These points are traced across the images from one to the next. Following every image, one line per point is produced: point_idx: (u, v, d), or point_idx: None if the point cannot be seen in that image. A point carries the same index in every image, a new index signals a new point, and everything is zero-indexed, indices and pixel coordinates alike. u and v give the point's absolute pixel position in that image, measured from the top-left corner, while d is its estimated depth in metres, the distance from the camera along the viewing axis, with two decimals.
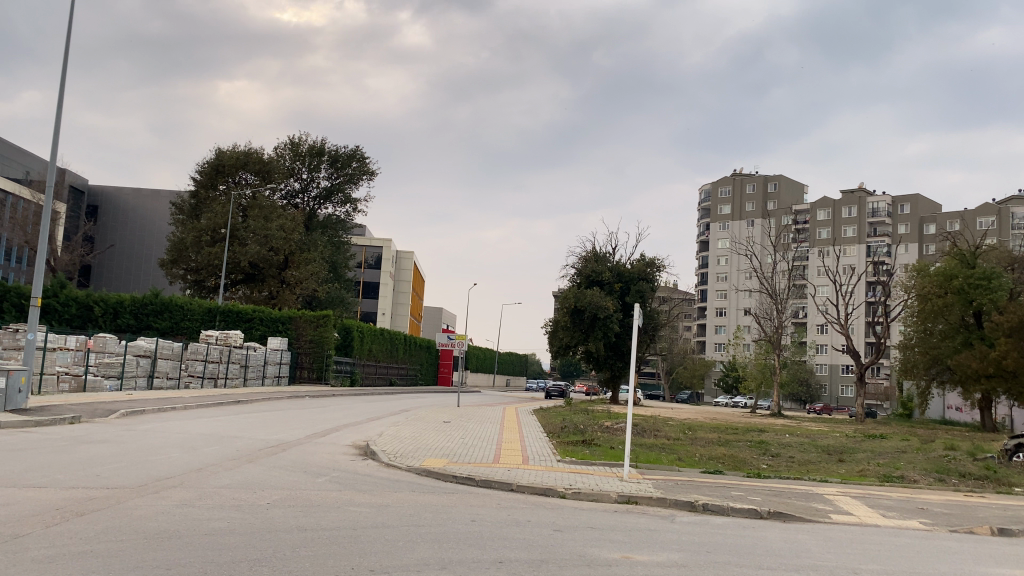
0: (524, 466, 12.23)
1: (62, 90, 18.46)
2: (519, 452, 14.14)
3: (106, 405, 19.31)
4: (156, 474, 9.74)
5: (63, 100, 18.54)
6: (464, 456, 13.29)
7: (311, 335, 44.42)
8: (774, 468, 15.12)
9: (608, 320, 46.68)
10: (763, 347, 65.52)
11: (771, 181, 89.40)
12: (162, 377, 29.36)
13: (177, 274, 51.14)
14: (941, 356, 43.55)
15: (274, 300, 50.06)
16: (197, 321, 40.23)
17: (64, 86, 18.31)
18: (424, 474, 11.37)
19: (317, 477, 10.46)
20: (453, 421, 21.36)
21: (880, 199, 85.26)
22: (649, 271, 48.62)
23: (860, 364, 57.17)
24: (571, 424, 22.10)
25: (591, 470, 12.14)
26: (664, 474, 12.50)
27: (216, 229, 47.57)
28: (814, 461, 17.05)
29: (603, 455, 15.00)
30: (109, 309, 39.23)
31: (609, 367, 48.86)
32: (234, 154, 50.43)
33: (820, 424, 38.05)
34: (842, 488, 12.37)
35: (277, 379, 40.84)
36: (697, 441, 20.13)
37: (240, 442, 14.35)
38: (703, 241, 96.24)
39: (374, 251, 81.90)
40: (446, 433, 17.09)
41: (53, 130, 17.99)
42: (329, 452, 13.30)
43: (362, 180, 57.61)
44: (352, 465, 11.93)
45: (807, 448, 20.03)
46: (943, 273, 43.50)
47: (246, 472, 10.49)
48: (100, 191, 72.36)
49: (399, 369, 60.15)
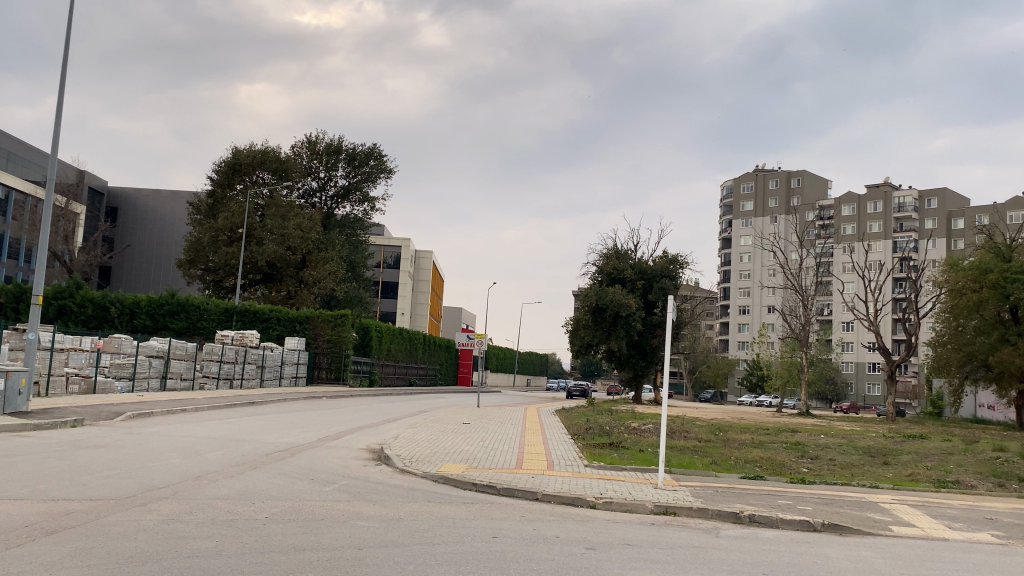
0: (549, 472, 11.34)
1: (65, 81, 17.77)
2: (544, 456, 13.24)
3: (113, 407, 18.66)
4: (150, 483, 8.98)
5: (64, 93, 17.82)
6: (485, 460, 12.38)
7: (329, 335, 43.72)
8: (816, 472, 14.09)
9: (630, 318, 45.65)
10: (789, 345, 64.00)
11: (794, 177, 87.88)
12: (175, 377, 28.74)
13: (194, 275, 50.63)
14: (976, 354, 42.09)
15: (292, 299, 49.55)
16: (214, 321, 39.78)
17: (65, 78, 17.60)
18: (443, 482, 10.47)
19: (324, 486, 9.59)
20: (473, 422, 20.48)
21: (906, 194, 83.47)
22: (673, 268, 47.50)
23: (890, 362, 55.79)
24: (596, 425, 21.17)
25: (621, 476, 11.19)
26: (700, 480, 11.55)
27: (233, 228, 46.99)
28: (857, 465, 15.97)
29: (633, 459, 14.06)
30: (125, 310, 38.64)
31: (632, 366, 47.88)
32: (251, 152, 49.91)
33: (851, 424, 36.91)
34: (896, 495, 11.35)
35: (295, 380, 40.21)
36: (731, 443, 19.12)
37: (247, 445, 13.54)
38: (725, 238, 94.78)
39: (393, 251, 81.26)
40: (465, 436, 16.20)
41: (55, 122, 17.29)
42: (340, 457, 12.47)
43: (380, 178, 56.94)
44: (364, 471, 11.10)
45: (847, 450, 18.96)
46: (977, 267, 42.06)
47: (247, 480, 9.69)
48: (119, 193, 72.24)
49: (419, 369, 59.32)
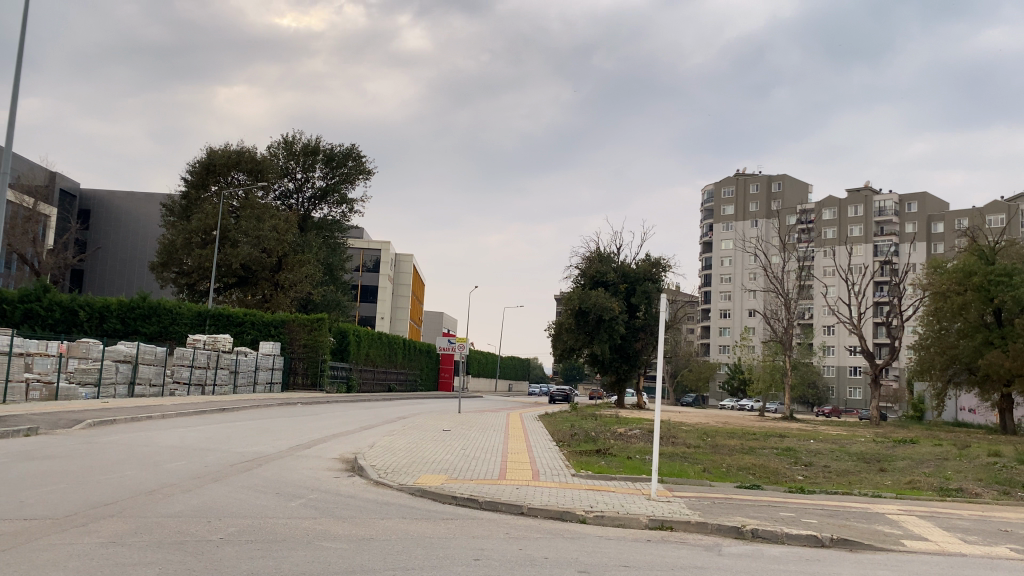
0: (535, 483, 10.59)
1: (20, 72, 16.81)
2: (528, 466, 12.49)
3: (72, 415, 17.68)
4: (94, 499, 8.13)
5: (19, 83, 16.89)
6: (466, 471, 11.61)
7: (305, 340, 42.65)
8: (813, 481, 13.43)
9: (613, 321, 45.01)
10: (772, 348, 63.50)
11: (775, 181, 87.83)
12: (144, 384, 27.71)
13: (168, 278, 49.46)
14: (960, 357, 41.74)
15: (268, 303, 48.54)
16: (186, 326, 38.75)
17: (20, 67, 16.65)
18: (422, 495, 9.69)
19: (289, 502, 8.77)
20: (454, 429, 19.67)
21: (886, 198, 83.77)
22: (655, 271, 47.05)
23: (873, 366, 55.53)
24: (581, 432, 20.47)
25: (611, 487, 10.46)
26: (695, 490, 10.85)
27: (207, 230, 45.98)
28: (852, 472, 15.36)
29: (621, 467, 13.34)
30: (95, 314, 37.52)
31: (615, 370, 47.28)
32: (226, 152, 48.97)
33: (838, 428, 36.40)
34: (903, 505, 10.71)
35: (270, 386, 39.15)
36: (720, 449, 18.47)
37: (211, 455, 12.69)
38: (705, 242, 94.58)
39: (372, 254, 80.32)
40: (444, 444, 15.42)
41: (10, 116, 16.37)
42: (310, 468, 11.64)
43: (359, 179, 56.04)
44: (335, 483, 10.30)
45: (840, 456, 18.38)
46: (962, 270, 41.79)
47: (205, 495, 8.84)
48: (92, 195, 70.74)
49: (398, 374, 58.30)
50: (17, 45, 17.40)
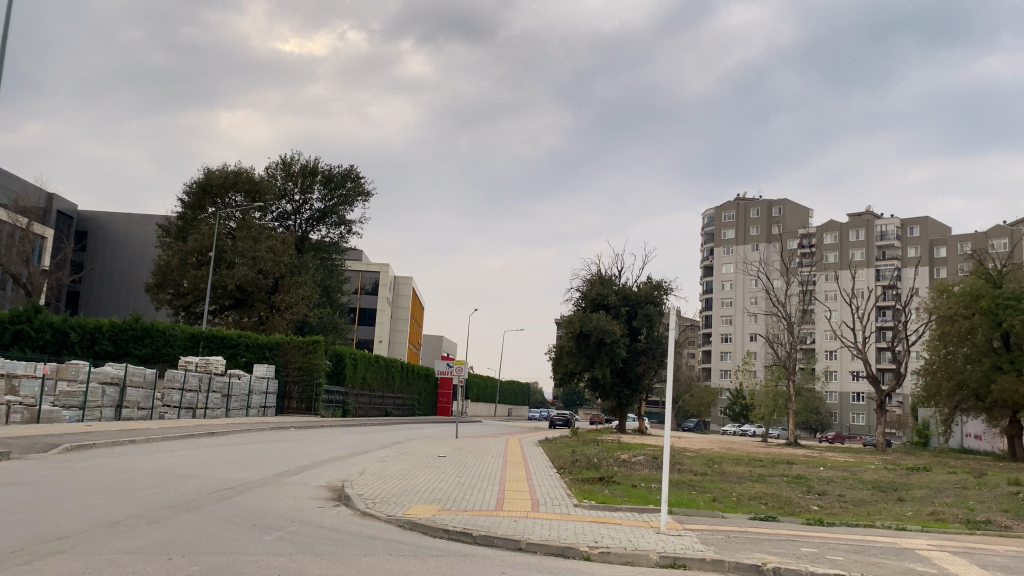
0: (534, 514, 9.79)
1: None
2: (528, 495, 11.68)
3: (49, 438, 16.88)
4: (45, 533, 7.34)
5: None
6: (461, 501, 10.79)
7: (300, 362, 41.45)
8: (829, 512, 12.63)
9: (614, 345, 44.24)
10: (775, 373, 62.48)
11: (776, 205, 87.39)
12: (131, 407, 26.89)
13: (163, 300, 48.75)
14: (967, 382, 40.87)
15: (264, 325, 47.78)
16: (180, 347, 38.00)
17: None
18: (412, 528, 8.89)
19: (264, 536, 7.98)
20: (449, 455, 18.88)
21: (888, 222, 83.44)
22: (656, 294, 46.47)
23: (878, 392, 54.66)
24: (582, 458, 19.67)
25: (617, 520, 9.67)
26: (708, 522, 10.06)
27: (203, 251, 45.44)
28: (870, 502, 14.56)
29: (626, 496, 12.54)
30: (86, 335, 36.84)
31: (616, 395, 46.37)
32: (223, 173, 48.53)
33: (845, 455, 35.51)
34: (932, 539, 9.91)
35: (263, 410, 38.27)
36: (728, 477, 17.66)
37: (189, 482, 11.90)
38: (706, 266, 94.00)
39: (371, 277, 79.73)
40: (439, 471, 14.63)
41: None
42: (293, 497, 10.87)
43: (357, 201, 55.54)
44: (319, 514, 9.53)
45: (854, 484, 17.55)
46: (968, 293, 41.04)
47: (172, 526, 8.07)
48: (89, 216, 70.28)
49: (395, 398, 57.38)
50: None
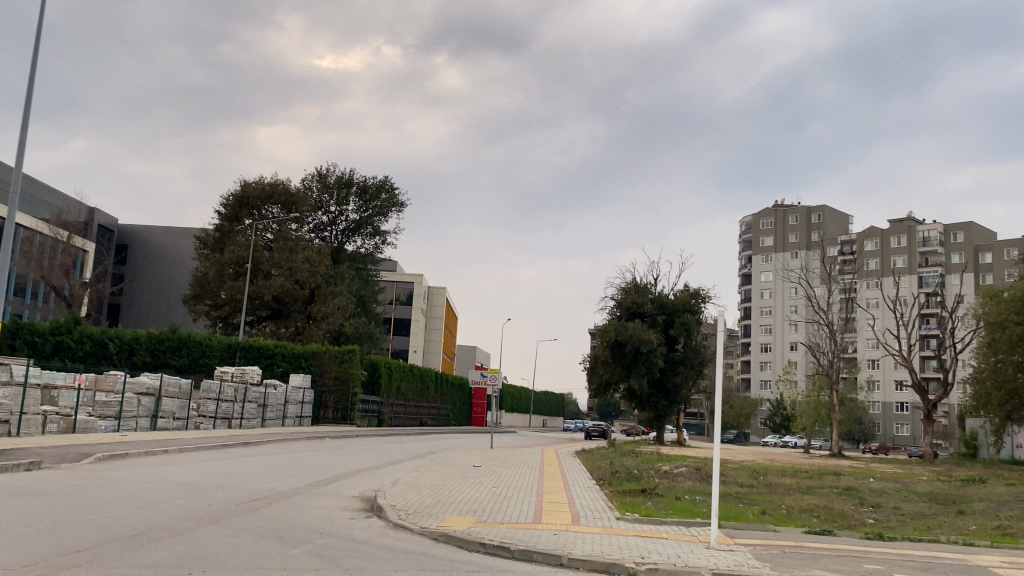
0: (575, 527, 9.28)
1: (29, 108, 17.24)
2: (567, 507, 11.19)
3: (82, 448, 16.74)
4: (63, 546, 7.04)
5: (28, 115, 17.26)
6: (498, 513, 10.29)
7: (335, 371, 41.14)
8: (886, 526, 11.93)
9: (651, 354, 43.47)
10: (817, 383, 60.82)
11: (815, 212, 85.79)
12: (167, 417, 26.83)
13: (201, 311, 49.03)
14: (1019, 391, 39.36)
15: (301, 335, 47.85)
16: (217, 358, 38.07)
17: (29, 103, 17.11)
18: (446, 541, 8.44)
19: (290, 549, 7.58)
20: (485, 465, 18.40)
21: (931, 227, 81.41)
22: (694, 302, 45.67)
23: (925, 402, 53.05)
24: (622, 469, 19.07)
25: (664, 534, 9.13)
26: (760, 537, 9.46)
27: (240, 262, 45.67)
28: (929, 515, 13.77)
29: (671, 510, 11.95)
30: (124, 346, 37.13)
31: (653, 406, 45.49)
32: (260, 185, 48.81)
33: (892, 466, 34.38)
34: (1003, 557, 9.18)
35: (299, 420, 38.10)
36: (775, 489, 16.94)
37: (219, 493, 11.57)
38: (744, 274, 92.50)
39: (406, 287, 79.81)
40: (474, 482, 14.19)
41: (19, 142, 16.82)
42: (324, 509, 10.50)
43: (392, 212, 55.54)
44: (350, 527, 9.13)
45: (909, 496, 16.73)
46: (1019, 298, 39.56)
47: (195, 539, 7.71)
48: (130, 230, 71.30)
49: (430, 409, 57.09)
50: (30, 76, 17.59)
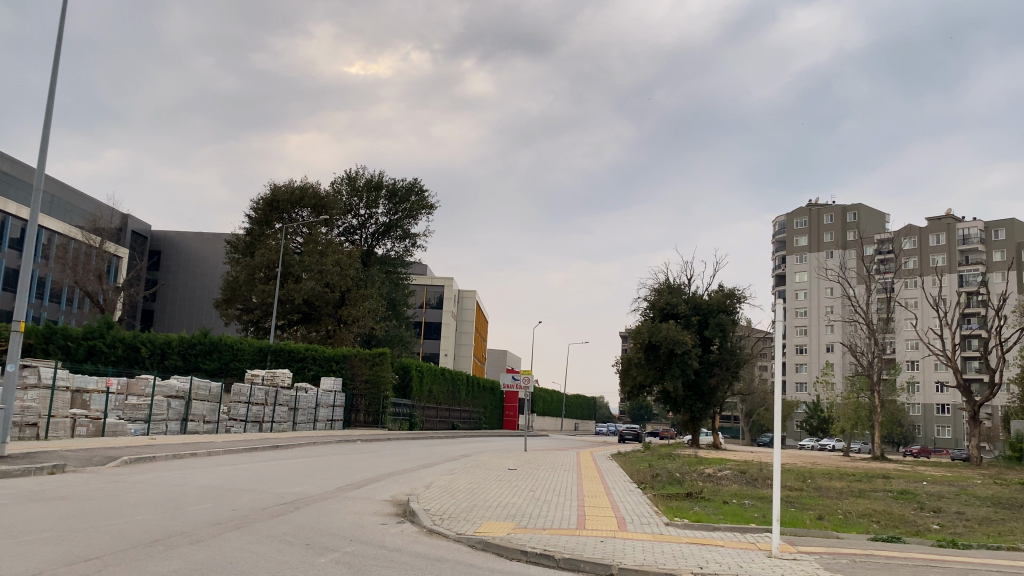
0: (623, 534, 8.62)
1: (51, 108, 16.97)
2: (611, 513, 10.52)
3: (110, 451, 16.43)
4: (74, 553, 6.55)
5: (51, 115, 17.00)
6: (538, 518, 9.65)
7: (367, 375, 40.91)
8: (954, 532, 11.12)
9: (686, 356, 42.54)
10: (857, 384, 59.05)
11: (850, 211, 83.97)
12: (197, 420, 26.56)
13: (232, 315, 48.99)
14: None
15: (331, 339, 47.55)
16: (248, 361, 37.65)
17: (53, 100, 16.82)
18: (485, 549, 7.81)
19: (317, 557, 7.03)
20: (520, 468, 17.77)
21: (971, 225, 79.20)
22: (729, 302, 44.64)
23: (970, 402, 51.34)
24: (663, 473, 18.34)
25: (719, 541, 8.46)
26: (824, 544, 8.72)
27: (270, 265, 45.53)
28: (997, 521, 12.87)
29: (721, 515, 11.23)
30: (156, 351, 37.08)
31: (688, 409, 44.45)
32: (290, 189, 48.69)
33: (940, 470, 33.10)
34: None
35: (330, 423, 37.71)
36: (826, 493, 16.09)
37: (246, 497, 11.09)
38: (779, 275, 90.93)
39: (436, 291, 79.56)
40: (510, 486, 13.60)
41: (42, 143, 16.57)
42: (354, 513, 9.96)
43: (422, 214, 55.15)
44: (380, 532, 8.58)
45: (970, 500, 15.81)
46: None
47: (216, 546, 7.18)
48: (163, 236, 71.80)
49: (461, 412, 56.61)
50: (52, 76, 17.34)
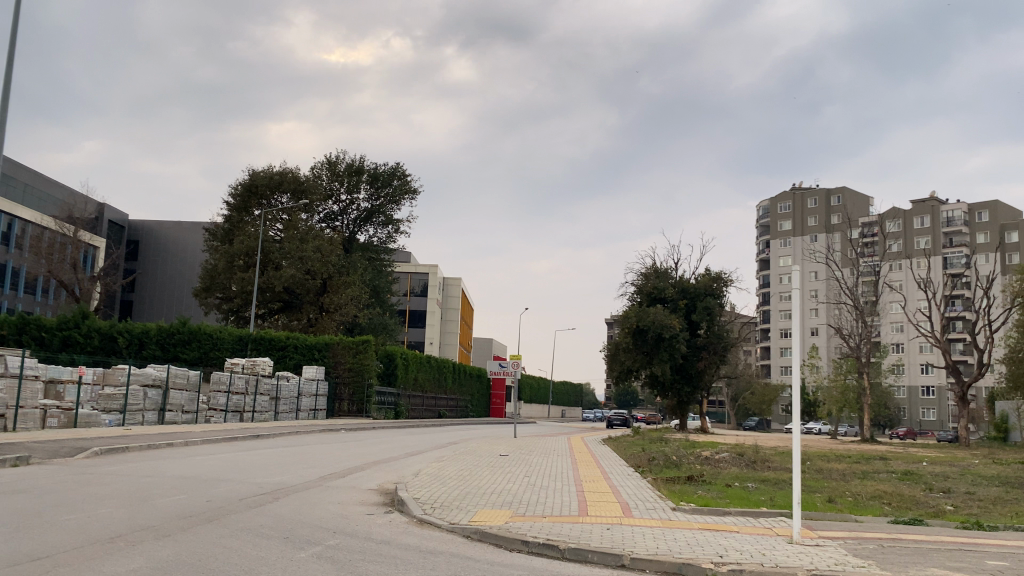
0: (629, 522, 7.98)
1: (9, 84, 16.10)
2: (613, 498, 9.88)
3: (79, 442, 15.61)
4: (21, 553, 5.81)
5: (8, 90, 16.12)
6: (537, 506, 9.00)
7: (350, 363, 40.11)
8: (971, 512, 10.60)
9: (674, 339, 42.04)
10: (845, 366, 58.62)
11: (835, 194, 83.78)
12: (175, 410, 25.73)
13: (211, 304, 47.96)
14: None
15: (313, 327, 46.65)
16: (227, 351, 37.11)
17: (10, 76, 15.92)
18: (481, 540, 7.15)
19: (297, 551, 6.32)
20: (511, 454, 17.18)
21: (954, 207, 79.26)
22: (716, 286, 44.19)
23: (959, 382, 51.20)
24: (660, 456, 17.80)
25: (733, 527, 7.87)
26: (845, 529, 8.15)
27: (250, 252, 44.45)
28: (1010, 500, 12.39)
29: (727, 499, 10.65)
30: (134, 340, 35.91)
31: (676, 393, 43.97)
32: (268, 174, 47.70)
33: (930, 450, 32.81)
34: None
35: (314, 413, 36.94)
36: (828, 474, 15.56)
37: (222, 488, 10.36)
38: (763, 259, 90.84)
39: (420, 279, 78.80)
40: (503, 472, 12.97)
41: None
42: (339, 503, 9.28)
43: (404, 199, 54.30)
44: (366, 524, 7.90)
45: (976, 480, 15.37)
46: None
47: (185, 542, 6.46)
48: (141, 226, 70.40)
49: (448, 400, 55.99)
50: (9, 51, 16.44)
